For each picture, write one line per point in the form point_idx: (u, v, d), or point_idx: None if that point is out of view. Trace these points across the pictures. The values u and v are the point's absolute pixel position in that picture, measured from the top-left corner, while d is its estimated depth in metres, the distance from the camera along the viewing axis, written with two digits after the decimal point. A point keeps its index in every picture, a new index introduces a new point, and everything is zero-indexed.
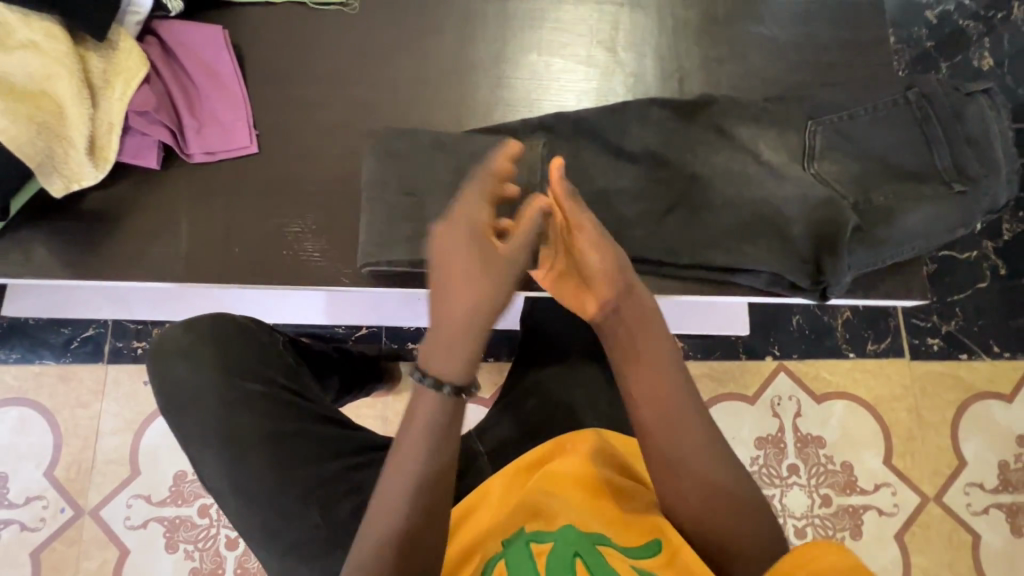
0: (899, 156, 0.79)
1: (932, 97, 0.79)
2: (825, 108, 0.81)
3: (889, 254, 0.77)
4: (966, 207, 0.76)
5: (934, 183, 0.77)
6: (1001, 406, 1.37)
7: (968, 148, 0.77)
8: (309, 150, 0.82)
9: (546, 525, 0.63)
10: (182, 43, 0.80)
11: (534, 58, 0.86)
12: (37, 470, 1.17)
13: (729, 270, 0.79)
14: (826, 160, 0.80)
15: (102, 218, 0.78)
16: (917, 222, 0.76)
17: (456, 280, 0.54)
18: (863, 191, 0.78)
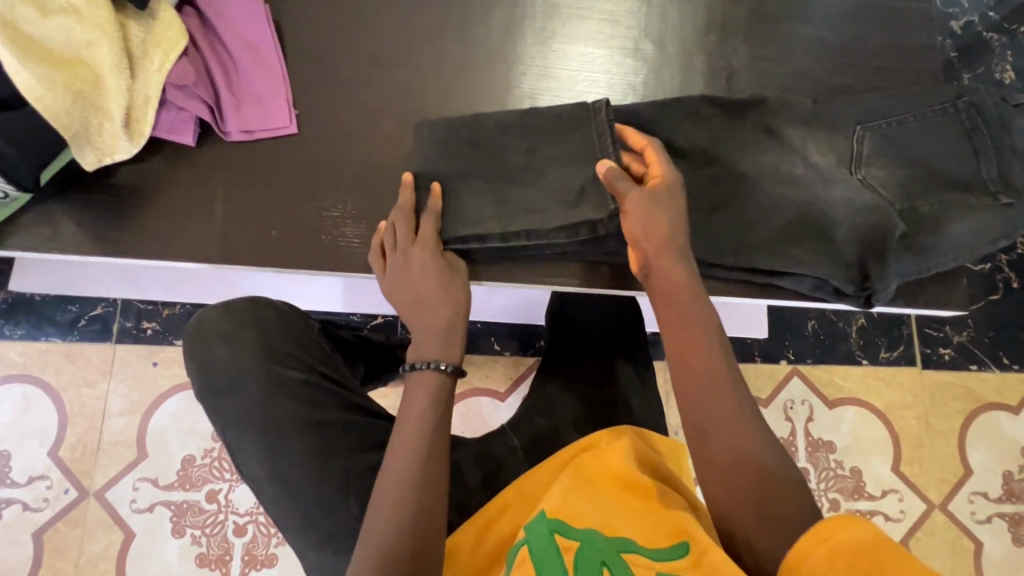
0: (947, 164, 0.78)
1: (982, 106, 0.79)
2: (874, 113, 0.81)
3: (935, 261, 0.78)
4: (1009, 219, 0.77)
5: (979, 193, 0.77)
6: (1007, 416, 1.39)
7: (1014, 160, 0.77)
8: (348, 132, 0.80)
9: (571, 519, 0.61)
10: (222, 15, 0.76)
11: (580, 48, 0.85)
12: (40, 449, 1.15)
13: (775, 274, 0.79)
14: (874, 166, 0.79)
15: (130, 194, 0.76)
16: (960, 230, 0.77)
17: (422, 288, 0.66)
18: (910, 199, 0.78)
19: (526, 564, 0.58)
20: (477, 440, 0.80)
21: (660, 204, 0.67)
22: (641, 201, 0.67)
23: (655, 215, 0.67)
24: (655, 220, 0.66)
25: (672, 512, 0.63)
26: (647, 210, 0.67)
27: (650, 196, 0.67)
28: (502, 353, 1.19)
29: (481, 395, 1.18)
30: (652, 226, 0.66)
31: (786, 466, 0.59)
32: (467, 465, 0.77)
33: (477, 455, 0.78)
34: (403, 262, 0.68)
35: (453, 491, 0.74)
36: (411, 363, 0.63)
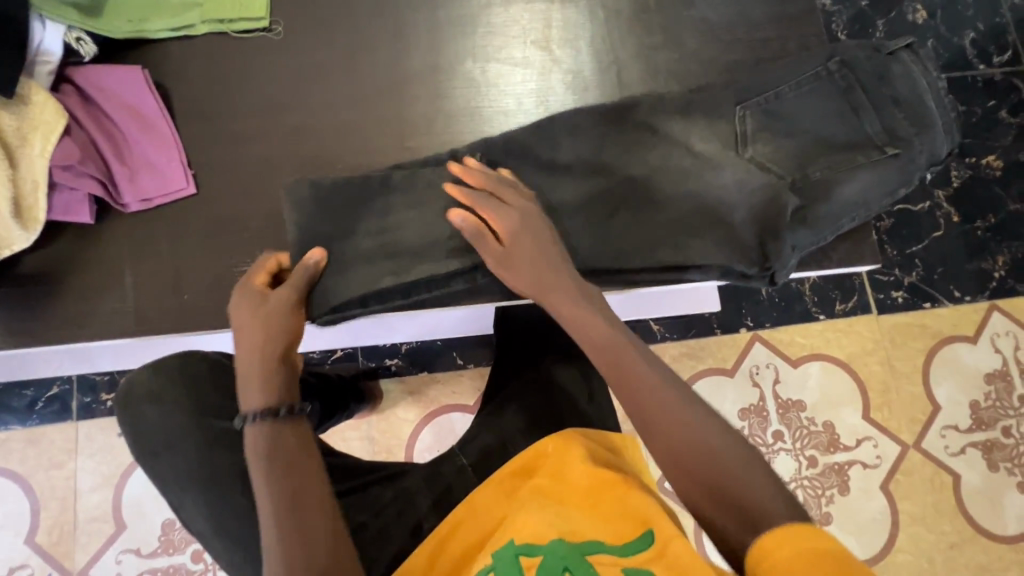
0: (829, 127, 0.81)
1: (851, 65, 0.81)
2: (752, 89, 0.82)
3: (830, 228, 0.79)
4: (902, 168, 0.79)
5: (868, 149, 0.79)
6: (967, 347, 1.42)
7: (893, 110, 0.79)
8: (251, 183, 0.80)
9: (535, 536, 0.60)
10: (104, 88, 0.77)
11: (469, 64, 0.85)
12: (17, 539, 1.14)
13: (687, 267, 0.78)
14: (760, 142, 0.81)
15: (39, 280, 0.75)
16: (863, 186, 0.78)
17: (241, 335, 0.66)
18: (801, 168, 0.79)
19: None
20: (428, 464, 0.81)
21: (542, 241, 0.69)
22: (516, 229, 0.69)
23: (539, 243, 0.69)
24: (545, 254, 0.69)
25: (638, 502, 0.64)
26: (523, 238, 0.69)
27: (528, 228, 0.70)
28: (466, 366, 1.19)
29: (451, 411, 1.17)
30: (541, 254, 0.69)
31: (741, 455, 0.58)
32: (419, 489, 0.78)
33: (427, 480, 0.78)
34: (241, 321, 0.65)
35: (407, 520, 0.75)
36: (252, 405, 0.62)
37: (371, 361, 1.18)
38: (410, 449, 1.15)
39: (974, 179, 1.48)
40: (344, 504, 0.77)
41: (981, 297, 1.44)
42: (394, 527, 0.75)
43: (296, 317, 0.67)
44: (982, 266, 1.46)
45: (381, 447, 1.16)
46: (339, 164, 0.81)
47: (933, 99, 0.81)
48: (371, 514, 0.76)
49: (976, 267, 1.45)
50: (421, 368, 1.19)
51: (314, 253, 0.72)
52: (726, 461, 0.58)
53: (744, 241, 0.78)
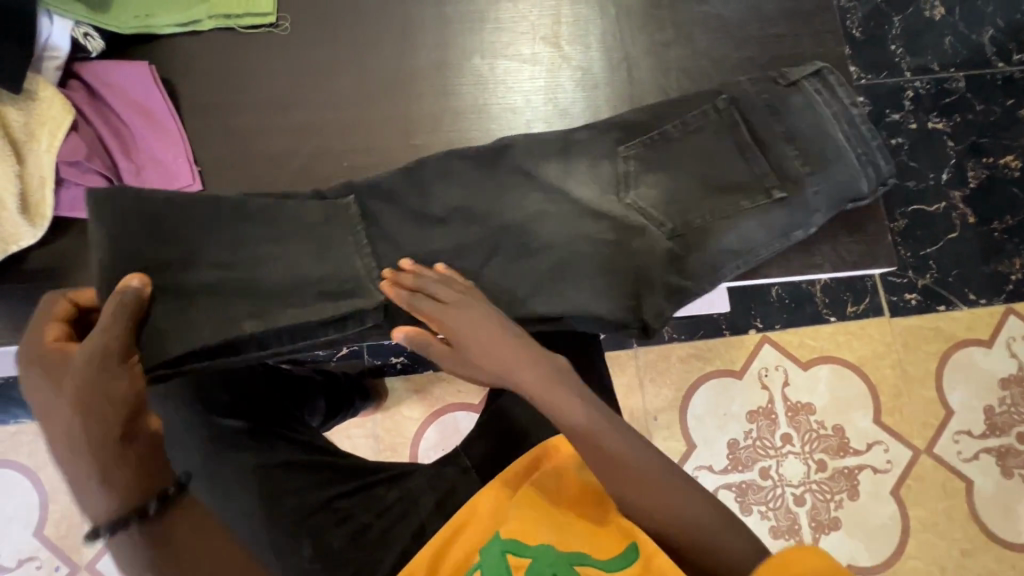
0: (717, 169, 0.78)
1: (741, 104, 0.79)
2: (643, 128, 0.80)
3: (706, 280, 0.76)
4: (792, 211, 0.76)
5: (756, 193, 0.76)
6: (982, 351, 1.39)
7: (787, 148, 0.77)
8: (257, 180, 0.79)
9: (525, 537, 0.61)
10: (111, 83, 0.76)
11: (477, 60, 0.84)
12: (25, 532, 1.15)
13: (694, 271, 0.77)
14: (643, 186, 0.78)
15: (45, 276, 0.75)
16: (747, 232, 0.76)
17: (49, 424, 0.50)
18: (684, 214, 0.77)
19: None
20: (432, 465, 0.79)
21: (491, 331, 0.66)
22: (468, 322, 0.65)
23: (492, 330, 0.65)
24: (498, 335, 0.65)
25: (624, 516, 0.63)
26: (464, 325, 0.65)
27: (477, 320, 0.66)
28: None
29: (456, 411, 1.17)
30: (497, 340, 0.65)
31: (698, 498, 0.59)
32: (423, 490, 0.76)
33: (430, 480, 0.77)
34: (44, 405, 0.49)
35: (410, 522, 0.74)
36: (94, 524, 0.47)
37: (377, 359, 1.17)
38: (415, 448, 1.15)
39: (992, 180, 1.45)
40: (345, 505, 0.75)
41: (997, 300, 1.41)
42: (397, 528, 0.74)
43: (130, 377, 0.50)
44: (998, 269, 1.42)
45: (385, 445, 1.16)
46: (345, 161, 0.81)
47: (838, 134, 0.77)
48: (373, 514, 0.75)
49: (993, 269, 1.42)
50: (426, 366, 1.18)
51: (131, 283, 0.56)
52: (690, 514, 0.58)
53: (663, 280, 0.76)
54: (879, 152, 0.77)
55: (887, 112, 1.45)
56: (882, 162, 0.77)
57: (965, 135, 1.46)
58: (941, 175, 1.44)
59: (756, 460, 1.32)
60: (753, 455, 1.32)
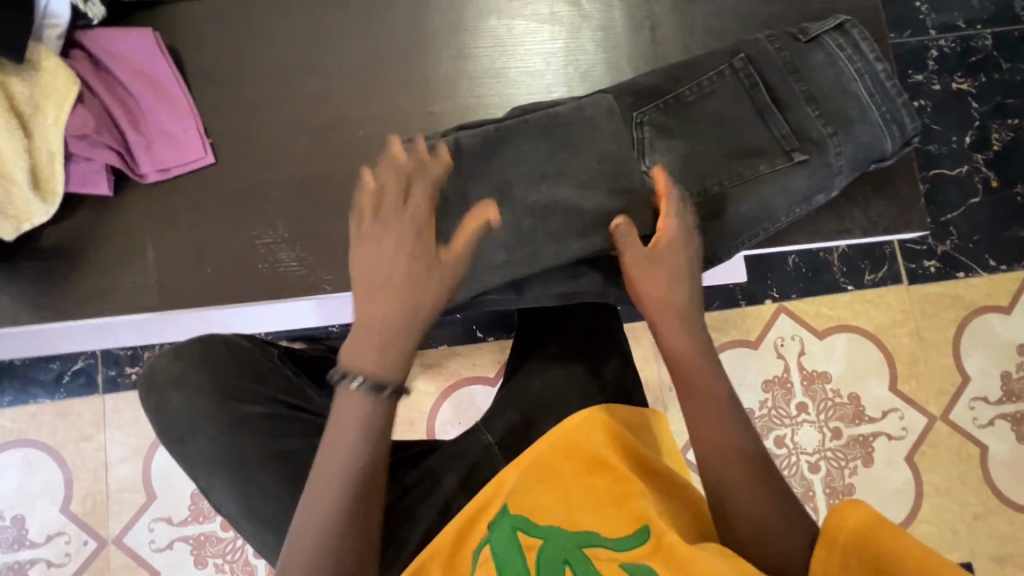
0: (736, 132, 0.75)
1: (757, 62, 0.75)
2: (653, 93, 0.76)
3: (725, 247, 0.74)
4: (813, 174, 0.73)
5: (774, 156, 0.74)
6: (1000, 318, 1.38)
7: (809, 109, 0.73)
8: (269, 152, 0.77)
9: (534, 516, 0.64)
10: (115, 53, 0.74)
11: (492, 22, 0.80)
12: (52, 507, 1.16)
13: (725, 240, 0.74)
14: (655, 154, 0.76)
15: (59, 255, 0.74)
16: (768, 197, 0.73)
17: (386, 266, 0.54)
18: (698, 181, 0.75)
19: (488, 565, 0.61)
20: (456, 441, 0.79)
21: (685, 273, 0.66)
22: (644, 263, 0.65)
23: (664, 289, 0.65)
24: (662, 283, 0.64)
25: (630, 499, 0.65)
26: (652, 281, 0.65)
27: (667, 262, 0.65)
28: (486, 339, 1.17)
29: (471, 384, 1.17)
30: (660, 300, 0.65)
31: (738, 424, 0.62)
32: (446, 468, 0.76)
33: (455, 458, 0.77)
34: (382, 236, 0.54)
35: (435, 498, 0.74)
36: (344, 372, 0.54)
37: None
38: (431, 421, 1.15)
39: (1017, 142, 1.41)
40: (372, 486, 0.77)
41: (1017, 266, 1.39)
42: (422, 505, 0.74)
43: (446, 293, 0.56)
44: (1020, 233, 1.40)
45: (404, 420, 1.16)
46: (361, 130, 0.78)
47: (862, 91, 0.73)
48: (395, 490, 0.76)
49: (1014, 234, 1.40)
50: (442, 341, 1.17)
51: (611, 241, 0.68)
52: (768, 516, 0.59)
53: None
54: (905, 109, 0.74)
55: (910, 72, 1.40)
56: (907, 119, 0.74)
57: (990, 95, 1.41)
58: (964, 138, 1.40)
59: (771, 430, 1.32)
60: (767, 425, 1.33)
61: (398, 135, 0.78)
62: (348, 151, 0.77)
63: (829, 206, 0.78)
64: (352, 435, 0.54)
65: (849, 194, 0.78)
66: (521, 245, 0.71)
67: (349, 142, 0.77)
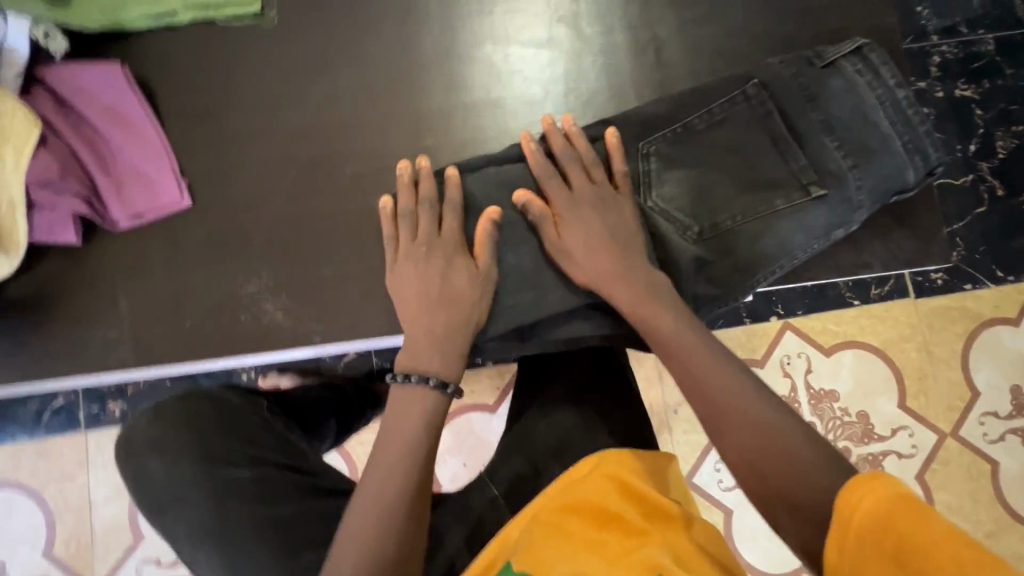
0: (750, 163, 0.70)
1: (771, 89, 0.70)
2: (661, 122, 0.72)
3: (738, 286, 0.70)
4: (831, 209, 0.69)
5: (791, 189, 0.69)
6: (1009, 330, 1.34)
7: (828, 139, 0.69)
8: (251, 191, 0.72)
9: (538, 572, 0.60)
10: (79, 89, 0.68)
11: (487, 48, 0.75)
12: (34, 552, 1.11)
13: (738, 277, 0.70)
14: (664, 185, 0.71)
15: (26, 308, 0.68)
16: (784, 233, 0.69)
17: (425, 276, 0.63)
18: (711, 215, 0.70)
19: None
20: (458, 495, 0.75)
21: (632, 245, 0.65)
22: (568, 208, 0.65)
23: (596, 242, 0.64)
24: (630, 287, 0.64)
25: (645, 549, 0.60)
26: (579, 228, 0.65)
27: (600, 221, 0.65)
28: (485, 366, 1.13)
29: (470, 412, 1.12)
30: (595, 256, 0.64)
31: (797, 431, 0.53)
32: (449, 527, 0.71)
33: (458, 516, 0.72)
34: (420, 255, 0.64)
35: (438, 559, 0.69)
36: (405, 375, 0.61)
37: (387, 362, 1.05)
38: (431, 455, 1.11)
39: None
40: None
41: None
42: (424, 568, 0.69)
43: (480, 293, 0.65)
44: None
45: None
46: (348, 165, 0.73)
47: (883, 121, 0.69)
48: None
49: (1022, 244, 1.36)
50: None
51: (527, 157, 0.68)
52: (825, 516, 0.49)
53: (692, 290, 0.70)
54: (928, 139, 0.69)
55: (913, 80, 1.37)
56: (930, 150, 0.69)
57: (995, 102, 1.38)
58: (968, 146, 1.37)
59: None
60: None
61: (389, 170, 0.73)
62: (335, 189, 0.72)
63: (847, 238, 0.74)
64: (417, 422, 0.60)
65: (868, 226, 0.74)
66: (525, 289, 0.67)
67: (337, 179, 0.72)
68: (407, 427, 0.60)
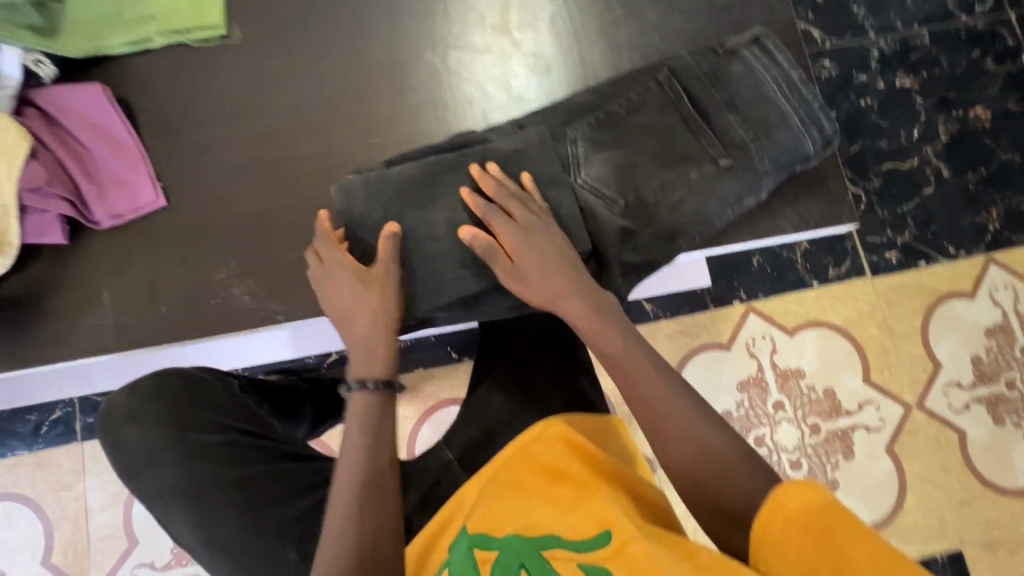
0: (667, 142, 0.78)
1: (681, 76, 0.79)
2: (585, 110, 0.80)
3: (662, 253, 0.77)
4: (740, 178, 0.77)
5: (703, 162, 0.77)
6: (965, 303, 1.40)
7: (732, 115, 0.77)
8: (220, 191, 0.80)
9: (491, 529, 0.62)
10: (66, 108, 0.78)
11: (430, 55, 0.84)
12: (32, 561, 1.15)
13: (661, 244, 0.77)
14: (591, 165, 0.78)
15: (19, 304, 0.76)
16: (700, 202, 0.77)
17: (333, 292, 0.69)
18: (634, 189, 0.78)
19: None
20: (417, 460, 0.80)
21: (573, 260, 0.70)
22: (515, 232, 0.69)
23: (542, 255, 0.68)
24: (569, 278, 0.68)
25: (594, 501, 0.62)
26: (529, 250, 0.68)
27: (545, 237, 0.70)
28: (461, 360, 1.18)
29: (451, 405, 1.16)
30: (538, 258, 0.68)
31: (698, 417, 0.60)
32: (406, 486, 0.77)
33: (416, 475, 0.78)
34: (325, 277, 0.70)
35: (395, 515, 0.75)
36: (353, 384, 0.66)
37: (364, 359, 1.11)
38: (411, 446, 1.14)
39: (963, 133, 1.46)
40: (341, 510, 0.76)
41: (976, 251, 1.42)
42: None
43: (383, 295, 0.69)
44: (976, 220, 1.43)
45: None
46: (307, 165, 0.81)
47: (780, 98, 0.77)
48: None
49: (970, 221, 1.43)
50: (415, 364, 1.17)
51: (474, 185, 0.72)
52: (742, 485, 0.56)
53: (619, 258, 0.77)
54: (822, 112, 0.78)
55: (854, 73, 1.46)
56: (825, 122, 0.78)
57: (933, 90, 1.47)
58: (912, 132, 1.45)
59: (751, 430, 1.32)
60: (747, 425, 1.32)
61: (344, 166, 0.81)
62: (297, 185, 0.80)
63: (761, 206, 0.81)
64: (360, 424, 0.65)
65: (779, 196, 0.81)
66: (464, 260, 0.74)
67: (296, 177, 0.81)
68: (356, 426, 0.65)
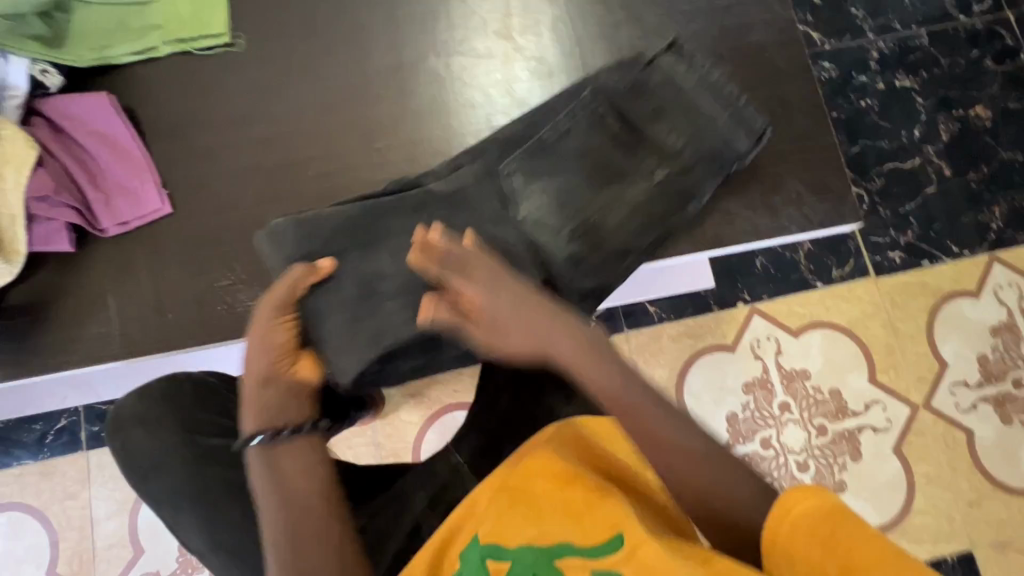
0: (601, 162, 0.80)
1: (603, 97, 0.80)
2: (517, 140, 0.80)
3: (613, 266, 0.79)
4: (676, 187, 0.79)
5: (638, 178, 0.80)
6: (970, 302, 1.39)
7: (663, 126, 0.80)
8: (225, 197, 0.80)
9: (503, 540, 0.61)
10: (73, 117, 0.78)
11: (432, 60, 0.85)
12: (38, 571, 1.14)
13: (612, 258, 0.79)
14: (530, 198, 0.79)
15: (25, 312, 0.76)
16: (642, 214, 0.79)
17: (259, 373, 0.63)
18: (577, 213, 0.79)
19: None
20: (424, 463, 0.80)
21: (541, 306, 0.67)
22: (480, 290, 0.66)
23: (511, 310, 0.66)
24: (542, 330, 0.65)
25: (608, 506, 0.61)
26: (497, 305, 0.66)
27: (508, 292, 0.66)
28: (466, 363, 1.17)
29: (456, 410, 1.15)
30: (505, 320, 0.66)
31: (681, 425, 0.61)
32: (415, 490, 0.77)
33: (424, 478, 0.78)
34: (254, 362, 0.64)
35: (404, 519, 0.74)
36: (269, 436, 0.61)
37: None
38: (417, 451, 1.13)
39: (964, 133, 1.46)
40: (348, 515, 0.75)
41: (979, 250, 1.42)
42: (391, 528, 0.74)
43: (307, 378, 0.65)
44: (979, 218, 1.43)
45: (388, 452, 1.13)
46: (311, 171, 0.81)
47: (703, 104, 0.80)
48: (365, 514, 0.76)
49: (973, 220, 1.43)
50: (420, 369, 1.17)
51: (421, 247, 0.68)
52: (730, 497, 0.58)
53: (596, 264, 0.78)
54: (744, 106, 0.80)
55: (854, 74, 1.46)
56: (752, 117, 0.80)
57: (933, 90, 1.47)
58: (913, 131, 1.45)
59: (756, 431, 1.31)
60: (753, 427, 1.31)
61: (348, 172, 0.81)
62: (302, 191, 0.81)
63: (765, 205, 0.81)
64: (298, 483, 0.61)
65: (781, 196, 0.81)
66: None
67: (300, 183, 0.81)
68: (295, 485, 0.60)
